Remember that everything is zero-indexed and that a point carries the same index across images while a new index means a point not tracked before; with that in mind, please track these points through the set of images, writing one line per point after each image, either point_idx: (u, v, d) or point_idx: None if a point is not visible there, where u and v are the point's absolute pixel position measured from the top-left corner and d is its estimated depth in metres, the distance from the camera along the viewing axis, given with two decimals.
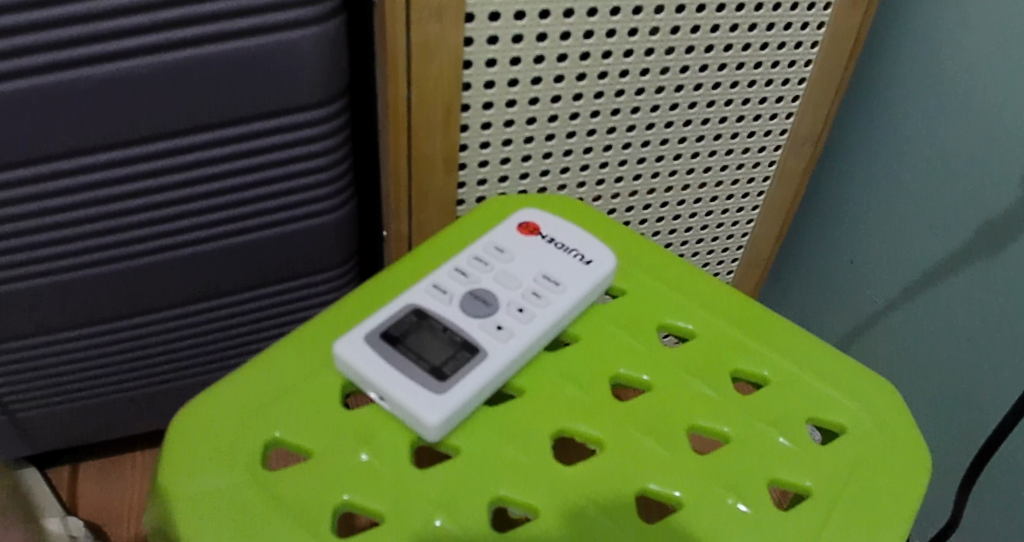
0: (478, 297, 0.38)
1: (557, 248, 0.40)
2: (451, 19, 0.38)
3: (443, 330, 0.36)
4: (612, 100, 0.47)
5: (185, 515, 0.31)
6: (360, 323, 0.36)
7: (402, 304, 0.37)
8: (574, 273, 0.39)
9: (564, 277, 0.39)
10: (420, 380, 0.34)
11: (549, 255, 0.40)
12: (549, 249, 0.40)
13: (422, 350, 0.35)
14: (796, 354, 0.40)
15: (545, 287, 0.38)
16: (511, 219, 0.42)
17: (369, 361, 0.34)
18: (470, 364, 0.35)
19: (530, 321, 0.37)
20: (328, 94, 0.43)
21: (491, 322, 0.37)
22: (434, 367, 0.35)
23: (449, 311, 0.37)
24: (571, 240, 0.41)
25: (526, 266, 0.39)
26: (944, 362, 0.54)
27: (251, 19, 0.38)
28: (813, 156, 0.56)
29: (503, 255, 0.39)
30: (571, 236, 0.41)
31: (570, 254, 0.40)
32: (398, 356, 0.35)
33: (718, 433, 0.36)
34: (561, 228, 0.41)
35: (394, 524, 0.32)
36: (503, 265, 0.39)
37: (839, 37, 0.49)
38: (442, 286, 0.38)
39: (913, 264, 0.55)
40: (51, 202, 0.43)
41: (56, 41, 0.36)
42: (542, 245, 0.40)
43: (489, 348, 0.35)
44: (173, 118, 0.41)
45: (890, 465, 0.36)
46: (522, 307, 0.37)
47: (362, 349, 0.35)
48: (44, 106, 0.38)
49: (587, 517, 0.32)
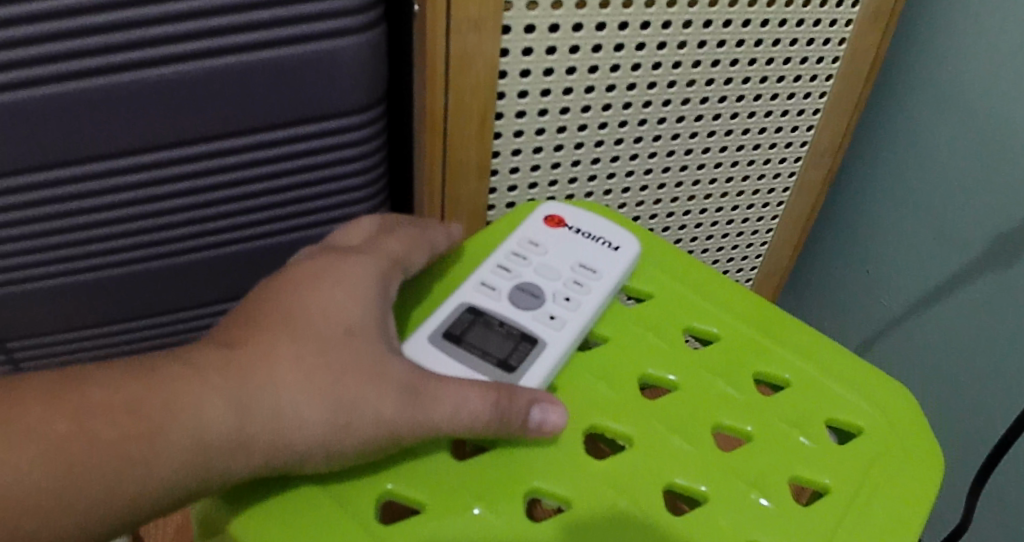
0: (524, 290, 0.40)
1: (583, 237, 0.43)
2: (489, 30, 0.40)
3: (499, 323, 0.38)
4: (639, 110, 0.48)
5: (235, 499, 0.32)
6: (421, 324, 0.38)
7: (455, 304, 0.39)
8: (605, 260, 0.41)
9: (599, 266, 0.41)
10: (490, 371, 0.36)
11: (579, 244, 0.42)
12: (578, 239, 0.43)
13: (484, 343, 0.37)
14: (817, 358, 0.41)
15: (584, 276, 0.41)
16: (535, 215, 0.44)
17: (439, 359, 0.36)
18: (534, 354, 0.37)
19: (578, 310, 0.39)
20: (366, 101, 0.45)
21: (543, 312, 0.39)
22: (501, 359, 0.37)
23: (503, 307, 0.39)
24: (598, 227, 0.43)
25: (562, 258, 0.41)
26: (957, 369, 0.56)
27: (298, 28, 0.40)
28: (832, 167, 0.58)
29: (537, 248, 0.42)
30: (596, 223, 0.43)
31: (599, 242, 0.42)
32: (463, 352, 0.37)
33: (742, 432, 0.38)
34: (583, 215, 0.44)
35: (436, 512, 0.33)
36: (539, 258, 0.41)
37: (859, 53, 0.51)
38: (489, 284, 0.40)
39: (930, 272, 0.57)
40: (104, 199, 0.45)
41: (113, 45, 0.37)
42: (569, 235, 0.43)
43: (548, 337, 0.38)
44: (220, 122, 0.43)
45: (907, 464, 0.37)
46: (567, 296, 0.40)
47: (428, 347, 0.37)
48: (99, 107, 0.40)
49: (619, 508, 0.34)
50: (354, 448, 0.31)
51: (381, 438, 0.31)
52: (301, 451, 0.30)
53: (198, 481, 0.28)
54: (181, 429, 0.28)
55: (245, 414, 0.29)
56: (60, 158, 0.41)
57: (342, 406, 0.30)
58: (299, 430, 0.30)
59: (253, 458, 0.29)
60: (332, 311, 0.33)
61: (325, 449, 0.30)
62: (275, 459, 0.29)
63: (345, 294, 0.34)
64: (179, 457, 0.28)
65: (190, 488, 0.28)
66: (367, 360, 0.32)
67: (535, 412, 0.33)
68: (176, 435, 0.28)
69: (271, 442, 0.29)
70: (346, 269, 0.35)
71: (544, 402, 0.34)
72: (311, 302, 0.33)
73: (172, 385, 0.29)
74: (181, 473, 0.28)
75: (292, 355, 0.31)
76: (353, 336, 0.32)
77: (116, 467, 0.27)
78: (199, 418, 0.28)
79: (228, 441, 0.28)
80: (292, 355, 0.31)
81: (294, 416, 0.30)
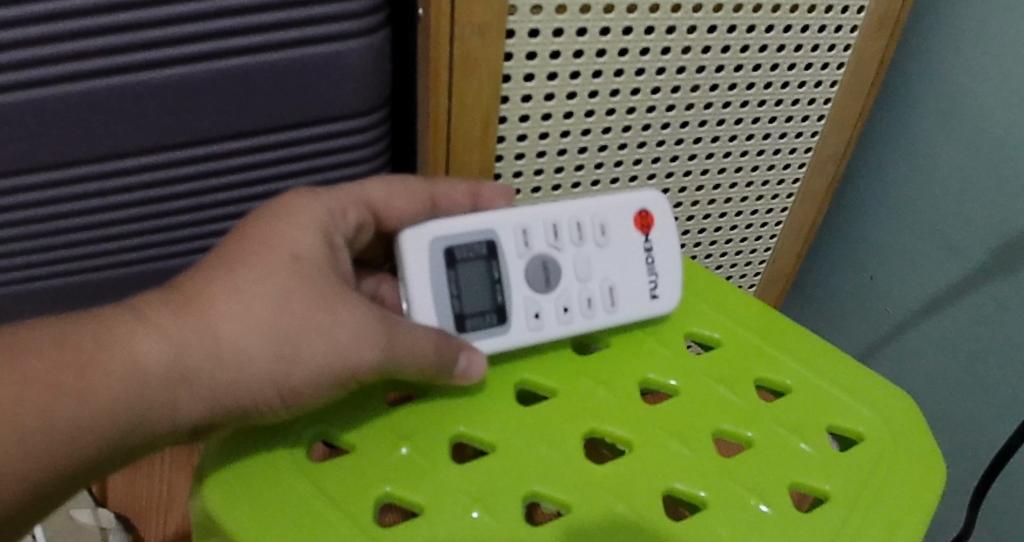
0: (545, 266, 0.40)
1: (647, 261, 0.41)
2: (492, 34, 0.40)
3: (495, 279, 0.39)
4: (643, 115, 0.48)
5: (232, 500, 0.32)
6: (443, 221, 0.38)
7: (486, 229, 0.39)
8: (635, 301, 0.41)
9: (624, 301, 0.40)
10: (445, 319, 0.37)
11: (629, 266, 0.41)
12: (634, 258, 0.41)
13: (468, 289, 0.38)
14: (818, 364, 0.41)
15: (602, 299, 0.40)
16: (637, 198, 0.42)
17: (427, 269, 0.37)
18: (490, 333, 0.38)
19: (562, 325, 0.39)
20: (370, 104, 0.45)
21: (535, 302, 0.39)
22: (460, 312, 0.38)
23: (513, 264, 0.39)
24: (663, 267, 0.41)
25: (602, 266, 0.41)
26: (963, 377, 0.55)
27: (301, 31, 0.40)
28: (836, 174, 0.57)
29: (600, 235, 0.41)
30: (663, 258, 0.42)
31: (647, 279, 0.41)
32: (445, 279, 0.38)
33: (743, 438, 0.38)
34: (662, 239, 0.42)
35: (434, 516, 0.33)
36: (583, 250, 0.40)
37: (864, 59, 0.51)
38: (527, 238, 0.39)
39: (935, 279, 0.56)
40: (107, 201, 0.45)
41: (117, 45, 0.38)
42: (638, 246, 0.41)
43: (512, 327, 0.38)
44: (224, 123, 0.43)
45: (907, 472, 0.37)
46: (566, 307, 0.39)
47: (428, 253, 0.37)
48: (102, 108, 0.40)
49: (618, 513, 0.34)
50: (302, 382, 0.32)
51: (320, 379, 0.32)
52: (244, 388, 0.31)
53: (140, 412, 0.29)
54: (115, 364, 0.29)
55: (182, 347, 0.30)
56: (60, 160, 0.41)
57: (285, 344, 0.31)
58: (240, 367, 0.31)
59: (198, 390, 0.30)
60: (283, 239, 0.33)
61: (271, 383, 0.31)
62: (221, 394, 0.31)
63: (297, 226, 0.34)
64: (119, 387, 0.29)
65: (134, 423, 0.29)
66: (320, 291, 0.33)
67: (465, 360, 0.36)
68: (111, 370, 0.29)
69: (213, 377, 0.30)
70: (296, 205, 0.36)
71: (472, 358, 0.36)
72: (262, 231, 0.34)
73: (108, 323, 0.29)
74: (122, 404, 0.29)
75: (234, 282, 0.31)
76: (297, 261, 0.33)
77: (56, 395, 0.28)
78: (138, 349, 0.29)
79: (169, 374, 0.30)
80: (233, 283, 0.31)
81: (238, 350, 0.31)
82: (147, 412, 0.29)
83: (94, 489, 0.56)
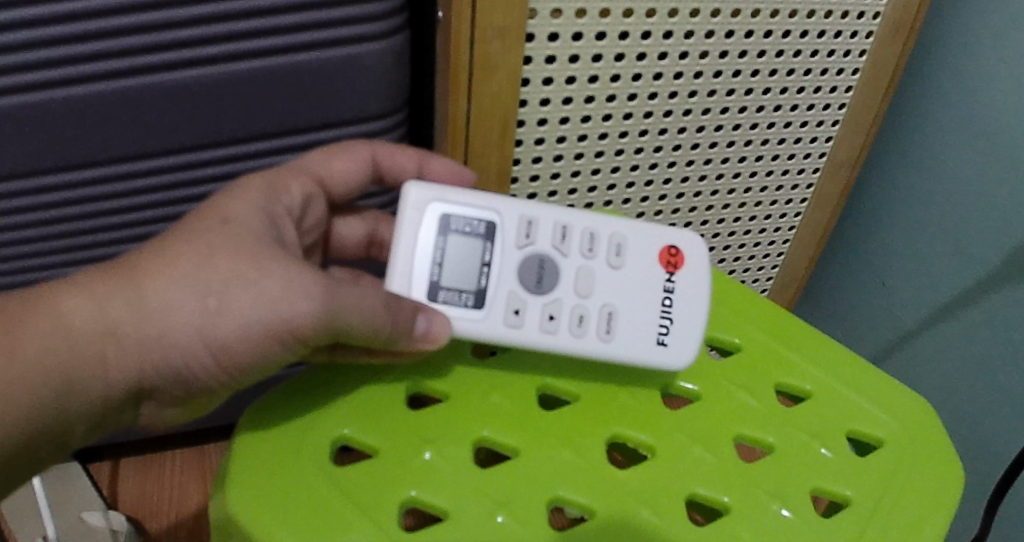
0: (542, 266, 0.39)
1: (664, 300, 0.39)
2: (513, 38, 0.40)
3: (486, 263, 0.38)
4: (660, 119, 0.48)
5: (257, 503, 0.32)
6: (458, 190, 0.39)
7: (492, 210, 0.39)
8: (637, 340, 0.38)
9: (623, 334, 0.38)
10: (419, 282, 0.37)
11: (640, 302, 0.39)
12: (648, 293, 0.39)
13: (454, 264, 0.38)
14: (838, 370, 0.41)
15: (596, 325, 0.38)
16: (671, 238, 0.40)
17: (417, 227, 0.37)
18: (461, 313, 0.37)
19: (542, 329, 0.38)
20: (388, 106, 0.45)
21: (518, 299, 0.38)
22: (436, 280, 0.38)
23: (510, 253, 0.38)
24: (681, 314, 0.39)
25: (607, 288, 0.39)
26: (975, 382, 0.55)
27: (319, 33, 0.40)
28: (849, 179, 0.58)
29: (615, 258, 0.39)
30: (683, 302, 0.39)
31: (658, 322, 0.39)
32: (434, 247, 0.38)
33: (763, 443, 0.38)
34: (689, 284, 0.39)
35: (458, 521, 0.33)
36: (589, 263, 0.39)
37: (879, 64, 0.51)
38: (531, 232, 0.39)
39: (948, 284, 0.56)
40: (123, 202, 0.44)
41: (134, 47, 0.37)
42: (658, 283, 0.39)
43: (484, 316, 0.37)
44: (243, 125, 0.42)
45: (928, 478, 0.37)
46: (551, 314, 0.38)
47: (423, 213, 0.38)
48: (119, 110, 0.39)
49: (641, 518, 0.34)
50: (232, 335, 0.33)
51: (253, 334, 0.33)
52: (172, 342, 0.33)
53: (72, 363, 0.31)
54: (42, 326, 0.31)
55: (107, 307, 0.32)
56: (72, 162, 0.41)
57: (213, 298, 0.33)
58: (166, 320, 0.32)
59: (126, 343, 0.32)
60: (225, 209, 0.36)
61: (199, 336, 0.33)
62: (151, 346, 0.32)
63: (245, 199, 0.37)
64: (47, 339, 0.31)
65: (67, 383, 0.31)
66: (251, 250, 0.34)
67: (421, 321, 0.36)
68: (40, 333, 0.31)
69: (140, 332, 0.32)
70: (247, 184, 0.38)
71: (432, 321, 0.36)
72: (211, 205, 0.36)
73: (38, 291, 0.32)
74: (53, 356, 0.31)
75: (164, 247, 0.33)
76: (227, 225, 0.35)
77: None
78: (68, 305, 0.31)
79: (96, 327, 0.31)
80: (163, 247, 0.33)
81: (166, 305, 0.32)
82: (78, 366, 0.31)
83: (105, 489, 0.56)
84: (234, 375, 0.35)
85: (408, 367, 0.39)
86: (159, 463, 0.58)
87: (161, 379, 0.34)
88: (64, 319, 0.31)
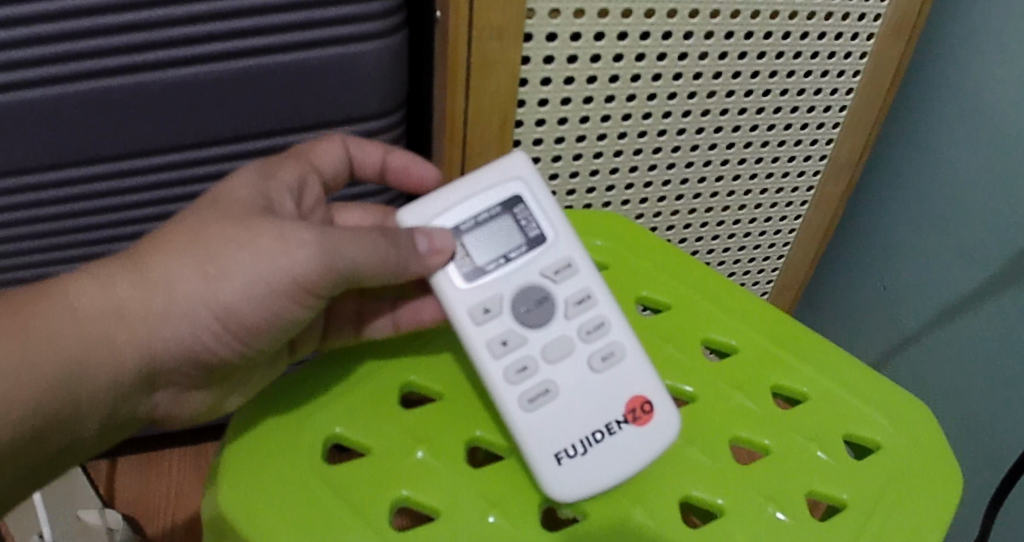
0: (541, 306, 0.36)
1: (603, 428, 0.35)
2: (510, 37, 0.40)
3: (507, 257, 0.36)
4: (659, 120, 0.48)
5: (249, 503, 0.32)
6: (545, 192, 0.37)
7: (551, 233, 0.37)
8: (548, 433, 0.34)
9: (540, 417, 0.35)
10: (445, 222, 0.36)
11: (581, 401, 0.35)
12: (594, 410, 0.35)
13: (486, 234, 0.36)
14: (835, 372, 0.41)
15: (527, 389, 0.35)
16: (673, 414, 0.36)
17: (488, 182, 0.36)
18: (449, 271, 0.35)
19: (485, 344, 0.35)
20: (388, 106, 0.45)
21: (494, 309, 0.35)
22: (462, 231, 0.36)
23: (530, 272, 0.36)
24: (597, 457, 0.34)
25: (564, 372, 0.36)
26: (976, 387, 0.55)
27: (319, 32, 0.39)
28: (851, 182, 0.57)
29: (604, 354, 0.36)
30: (616, 448, 0.35)
31: (573, 440, 0.34)
32: (483, 209, 0.36)
33: (759, 445, 0.38)
34: (634, 445, 0.35)
35: (450, 520, 0.33)
36: (579, 341, 0.36)
37: (880, 67, 0.50)
38: (562, 274, 0.36)
39: (948, 291, 0.56)
40: (120, 199, 0.44)
41: (130, 44, 0.37)
42: (613, 400, 0.35)
43: (459, 290, 0.35)
44: (240, 123, 0.42)
45: (924, 481, 0.37)
46: (504, 340, 0.35)
47: (500, 181, 0.36)
48: (116, 107, 0.39)
49: (633, 519, 0.34)
50: (236, 296, 0.33)
51: (256, 292, 0.33)
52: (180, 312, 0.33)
53: (81, 348, 0.31)
54: (47, 314, 0.31)
55: (108, 289, 0.32)
56: (69, 159, 0.41)
57: (213, 263, 0.33)
58: (170, 294, 0.32)
59: (131, 320, 0.32)
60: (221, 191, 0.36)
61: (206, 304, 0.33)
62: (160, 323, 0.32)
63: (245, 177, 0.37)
64: (53, 325, 0.31)
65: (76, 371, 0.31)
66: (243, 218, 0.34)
67: (424, 241, 0.34)
68: (44, 319, 0.31)
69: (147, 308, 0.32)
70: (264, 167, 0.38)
71: (436, 240, 0.34)
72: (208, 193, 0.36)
73: (39, 289, 0.32)
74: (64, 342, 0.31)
75: (161, 231, 0.34)
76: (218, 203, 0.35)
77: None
78: (73, 294, 0.32)
79: (99, 309, 0.32)
80: (159, 234, 0.34)
81: (167, 279, 0.32)
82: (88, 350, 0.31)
83: (101, 488, 0.56)
84: (246, 338, 0.35)
85: (401, 364, 0.39)
86: (155, 462, 0.58)
87: (171, 356, 0.34)
88: (69, 305, 0.31)
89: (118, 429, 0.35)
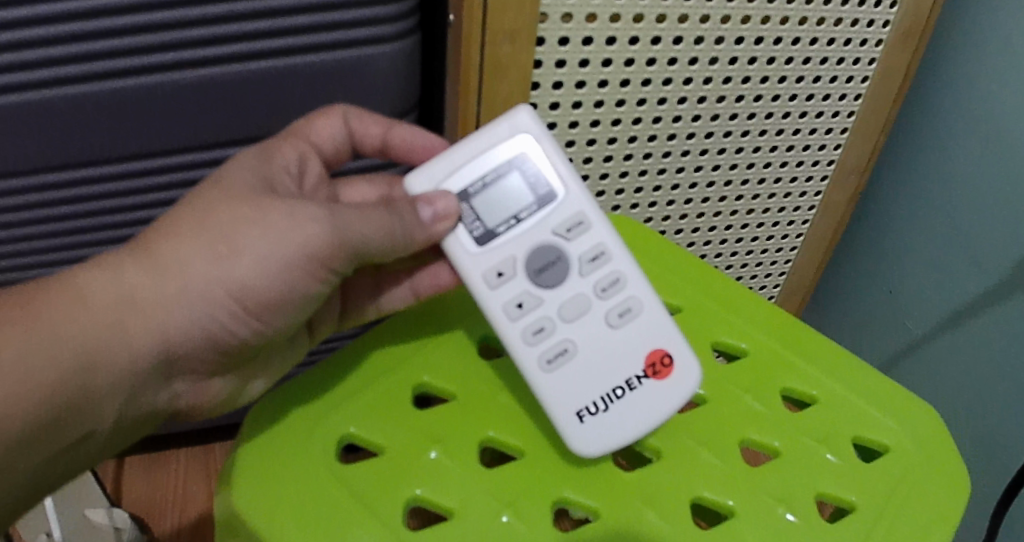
0: (556, 267, 0.37)
1: (622, 386, 0.36)
2: (523, 41, 0.40)
3: (518, 218, 0.37)
4: (669, 124, 0.49)
5: (262, 502, 0.33)
6: (551, 142, 0.36)
7: (564, 188, 0.37)
8: (568, 391, 0.36)
9: (560, 376, 0.36)
10: (451, 183, 0.36)
11: (600, 359, 0.36)
12: (613, 367, 0.36)
13: (496, 194, 0.36)
14: (844, 376, 0.41)
15: (545, 350, 0.36)
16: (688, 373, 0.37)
17: (494, 139, 0.36)
18: (461, 235, 0.36)
19: (502, 307, 0.36)
20: (400, 108, 0.45)
21: (508, 272, 0.36)
22: (469, 192, 0.36)
23: (542, 232, 0.37)
24: (619, 412, 0.36)
25: (582, 329, 0.37)
26: (983, 391, 0.55)
27: (331, 35, 0.39)
28: (857, 187, 0.58)
29: (620, 312, 0.37)
30: (637, 401, 0.36)
31: (594, 397, 0.36)
32: (489, 168, 0.36)
33: (769, 448, 0.38)
34: (653, 398, 0.36)
35: (464, 520, 0.33)
36: (595, 299, 0.37)
37: (888, 73, 0.51)
38: (575, 231, 0.37)
39: (953, 296, 0.57)
40: (134, 198, 0.45)
41: (144, 46, 0.37)
42: (630, 358, 0.36)
43: (473, 255, 0.36)
44: (252, 124, 0.42)
45: (932, 484, 0.37)
46: (521, 303, 0.36)
47: (506, 136, 0.36)
48: (129, 107, 0.39)
49: (645, 519, 0.34)
50: (250, 276, 0.33)
51: (273, 272, 0.34)
52: (194, 296, 0.33)
53: (100, 337, 0.32)
54: (61, 304, 0.31)
55: (120, 278, 0.32)
56: (73, 160, 0.41)
57: (222, 245, 0.33)
58: (183, 279, 0.33)
59: (144, 308, 0.32)
60: (227, 169, 0.36)
61: (222, 285, 0.33)
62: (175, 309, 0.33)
63: (256, 158, 0.37)
64: (68, 315, 0.31)
65: (89, 361, 0.31)
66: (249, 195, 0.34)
67: (427, 209, 0.35)
68: (59, 310, 0.31)
69: (161, 293, 0.33)
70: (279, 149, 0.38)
71: (439, 205, 0.35)
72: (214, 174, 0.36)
73: (52, 279, 0.32)
74: (81, 332, 0.31)
75: (167, 216, 0.34)
76: (220, 181, 0.35)
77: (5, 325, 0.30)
78: (86, 285, 0.32)
79: (113, 299, 0.32)
80: (167, 219, 0.34)
81: (180, 264, 0.33)
82: (105, 341, 0.32)
83: (108, 486, 0.56)
84: (262, 319, 0.35)
85: (414, 365, 0.39)
86: (163, 460, 0.58)
87: (185, 344, 0.34)
88: (81, 296, 0.32)
89: (135, 421, 0.35)
